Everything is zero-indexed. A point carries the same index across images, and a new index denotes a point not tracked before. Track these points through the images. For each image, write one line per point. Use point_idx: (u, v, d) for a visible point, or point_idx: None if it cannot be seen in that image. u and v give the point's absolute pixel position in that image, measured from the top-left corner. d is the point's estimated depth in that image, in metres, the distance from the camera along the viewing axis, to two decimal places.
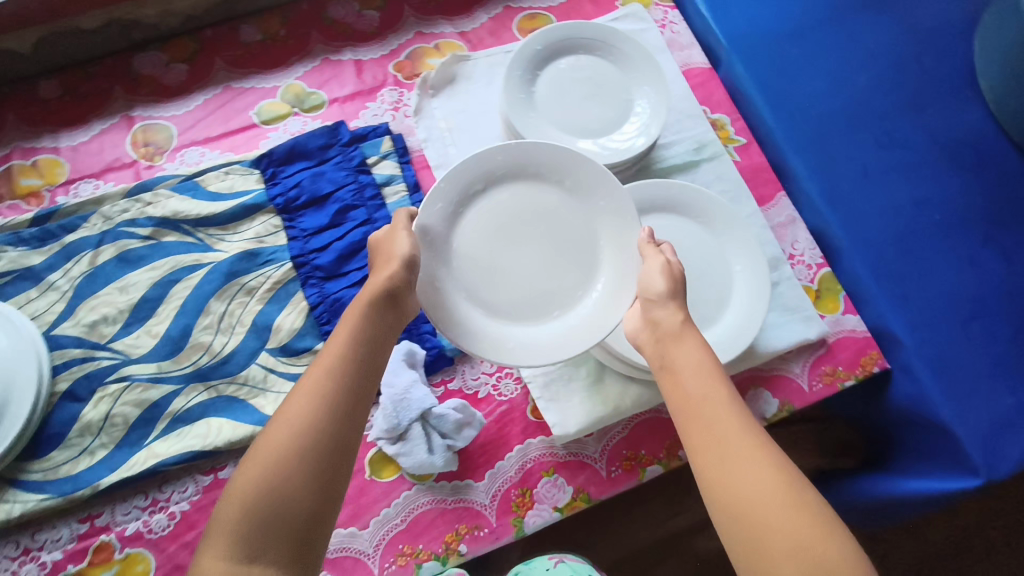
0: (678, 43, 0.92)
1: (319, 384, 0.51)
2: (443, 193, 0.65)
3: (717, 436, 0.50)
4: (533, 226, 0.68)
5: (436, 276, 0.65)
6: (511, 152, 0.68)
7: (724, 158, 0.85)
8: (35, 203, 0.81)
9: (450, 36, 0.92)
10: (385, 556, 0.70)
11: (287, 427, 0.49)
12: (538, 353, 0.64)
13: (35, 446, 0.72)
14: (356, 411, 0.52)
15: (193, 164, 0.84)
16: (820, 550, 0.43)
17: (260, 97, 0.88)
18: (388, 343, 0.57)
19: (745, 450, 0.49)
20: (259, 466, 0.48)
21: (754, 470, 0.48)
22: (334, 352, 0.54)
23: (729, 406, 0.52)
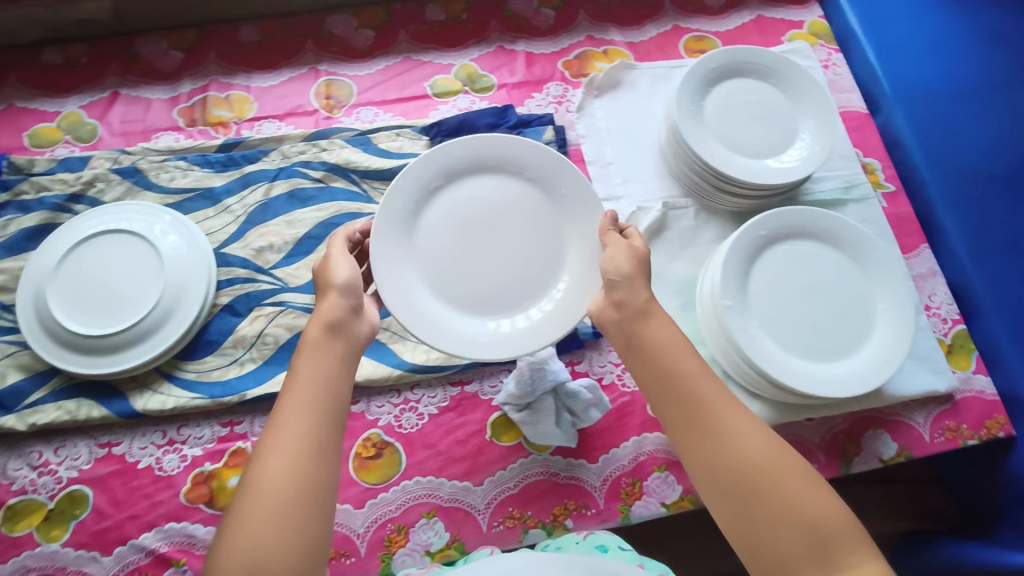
0: (840, 85, 0.96)
1: (298, 394, 0.49)
2: (403, 187, 0.68)
3: (700, 404, 0.49)
4: (494, 222, 0.71)
5: (397, 263, 0.67)
6: (471, 148, 0.71)
7: (871, 202, 0.87)
8: (222, 132, 0.88)
9: (619, 44, 0.97)
10: (496, 515, 0.74)
11: (275, 442, 0.46)
12: (489, 349, 0.66)
13: (192, 349, 0.78)
14: (336, 394, 0.50)
15: (367, 122, 0.90)
16: (820, 512, 0.44)
17: (436, 71, 0.94)
18: (351, 374, 0.52)
19: (739, 422, 0.48)
20: (255, 494, 0.44)
21: (750, 439, 0.47)
22: (293, 400, 0.48)
23: (705, 379, 0.51)
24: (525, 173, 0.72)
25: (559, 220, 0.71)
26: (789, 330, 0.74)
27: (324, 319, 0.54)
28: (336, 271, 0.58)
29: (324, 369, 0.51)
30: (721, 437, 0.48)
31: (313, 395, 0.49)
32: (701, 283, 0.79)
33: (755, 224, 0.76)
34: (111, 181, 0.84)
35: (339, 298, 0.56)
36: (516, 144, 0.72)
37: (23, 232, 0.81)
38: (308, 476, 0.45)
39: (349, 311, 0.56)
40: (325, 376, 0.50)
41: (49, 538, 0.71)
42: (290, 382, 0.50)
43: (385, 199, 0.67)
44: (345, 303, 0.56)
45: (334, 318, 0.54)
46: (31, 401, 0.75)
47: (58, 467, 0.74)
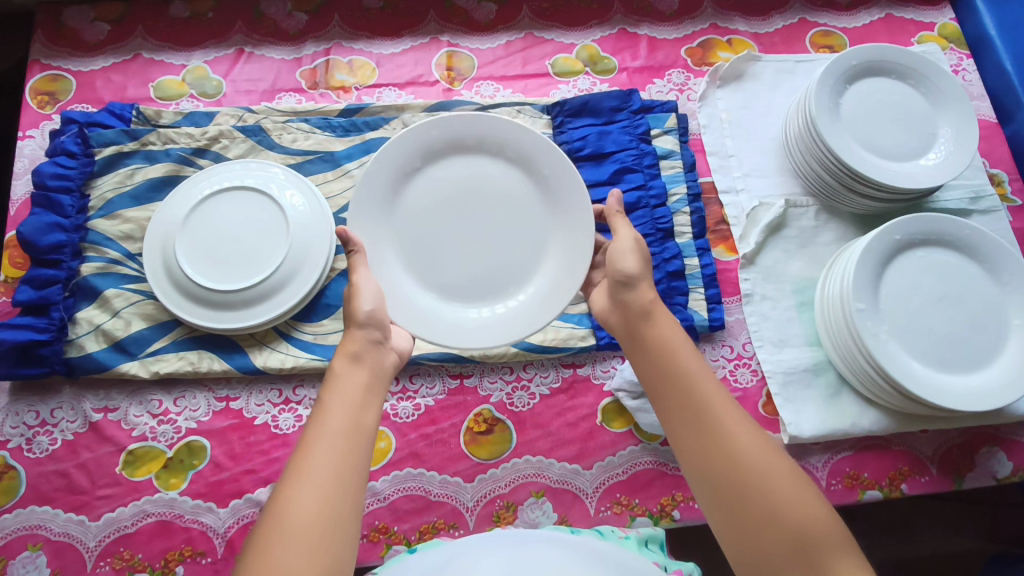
0: (969, 92, 0.93)
1: (340, 399, 0.54)
2: (376, 171, 0.71)
3: (700, 405, 0.53)
4: (477, 202, 0.74)
5: (378, 246, 0.71)
6: (447, 128, 0.74)
7: (999, 215, 0.85)
8: (342, 96, 0.89)
9: (743, 34, 0.96)
10: (604, 500, 0.74)
11: (318, 438, 0.50)
12: (472, 334, 0.70)
13: (310, 311, 0.79)
14: (372, 400, 0.55)
15: (487, 97, 0.90)
16: (808, 512, 0.47)
17: (558, 49, 0.94)
18: (375, 410, 0.55)
19: (732, 425, 0.52)
20: (300, 481, 0.47)
21: (741, 440, 0.51)
22: (317, 429, 0.51)
23: (706, 383, 0.55)
24: (508, 151, 0.75)
25: (541, 196, 0.74)
26: (919, 338, 0.73)
27: (352, 348, 0.59)
28: (361, 303, 0.62)
29: (360, 377, 0.57)
30: (716, 440, 0.51)
31: (351, 400, 0.54)
32: (825, 284, 0.78)
33: (891, 227, 0.75)
34: (235, 138, 0.84)
35: (362, 330, 0.61)
36: (496, 120, 0.74)
37: (149, 182, 0.81)
38: (348, 471, 0.49)
39: (376, 340, 0.61)
40: (362, 386, 0.56)
41: (167, 486, 0.72)
42: (326, 391, 0.55)
43: (359, 185, 0.70)
44: (369, 336, 0.61)
45: (359, 346, 0.59)
46: (153, 349, 0.75)
47: (177, 417, 0.74)
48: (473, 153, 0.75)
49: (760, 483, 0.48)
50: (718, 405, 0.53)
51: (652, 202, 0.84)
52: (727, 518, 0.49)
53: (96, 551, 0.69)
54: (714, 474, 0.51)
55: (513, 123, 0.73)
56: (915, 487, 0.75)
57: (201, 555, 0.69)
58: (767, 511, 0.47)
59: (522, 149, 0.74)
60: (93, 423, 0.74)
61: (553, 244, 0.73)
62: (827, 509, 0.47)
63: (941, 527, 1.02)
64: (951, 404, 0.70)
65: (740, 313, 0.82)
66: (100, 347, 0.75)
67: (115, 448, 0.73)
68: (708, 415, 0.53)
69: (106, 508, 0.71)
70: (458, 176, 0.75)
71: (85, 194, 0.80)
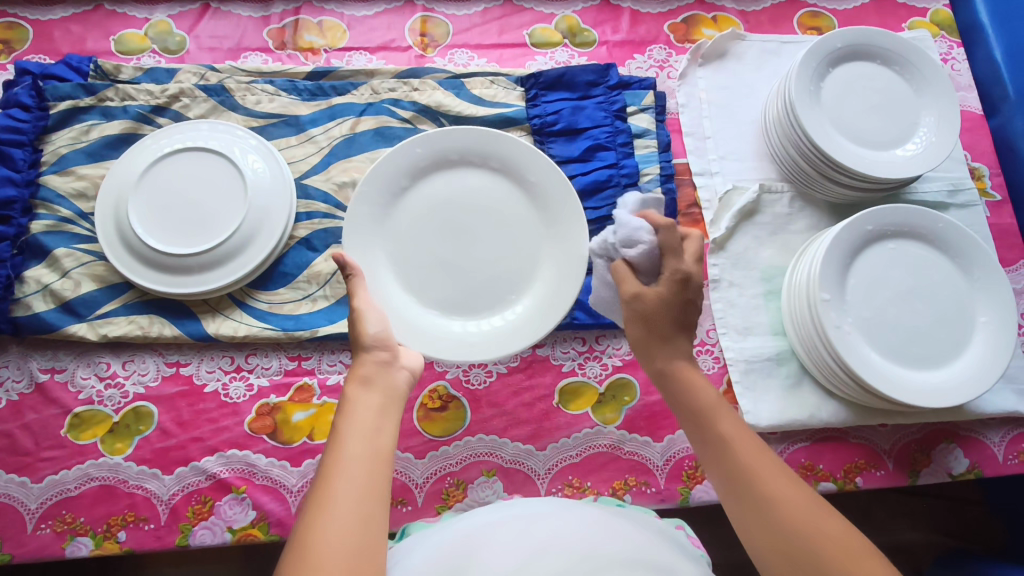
0: (956, 82, 0.90)
1: (356, 423, 0.51)
2: (367, 192, 0.71)
3: (727, 452, 0.54)
4: (467, 217, 0.74)
5: (374, 263, 0.71)
6: (432, 144, 0.73)
7: (977, 209, 0.83)
8: (311, 58, 0.87)
9: (729, 12, 0.93)
10: (556, 481, 0.73)
11: (337, 465, 0.48)
12: (474, 344, 0.69)
13: (266, 279, 0.77)
14: (387, 421, 0.53)
15: (461, 65, 0.88)
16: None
17: (536, 19, 0.91)
18: (392, 431, 0.52)
19: (766, 465, 0.52)
20: (324, 516, 0.44)
21: (775, 481, 0.51)
22: (337, 456, 0.48)
23: (747, 443, 0.54)
24: (493, 165, 0.75)
25: (530, 208, 0.74)
26: (882, 332, 0.72)
27: (362, 372, 0.55)
28: (366, 326, 0.59)
29: (374, 399, 0.54)
30: (748, 480, 0.52)
31: (367, 422, 0.51)
32: (794, 272, 0.76)
33: (863, 218, 0.73)
34: (197, 97, 0.81)
35: (370, 353, 0.57)
36: (479, 135, 0.73)
37: (105, 139, 0.79)
38: (370, 499, 0.46)
39: (385, 361, 0.57)
40: (376, 408, 0.53)
41: (112, 450, 0.71)
42: (340, 416, 0.52)
43: (353, 207, 0.70)
44: (376, 357, 0.57)
45: (368, 369, 0.56)
46: (102, 311, 0.74)
47: (125, 381, 0.73)
48: (460, 165, 0.75)
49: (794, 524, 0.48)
50: (746, 448, 0.53)
51: (623, 181, 0.82)
52: (774, 563, 0.48)
53: (38, 513, 0.68)
54: (752, 519, 0.50)
55: (495, 135, 0.73)
56: (870, 480, 0.74)
57: (144, 521, 0.69)
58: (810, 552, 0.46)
59: (506, 160, 0.74)
60: (40, 383, 0.72)
61: (545, 253, 0.73)
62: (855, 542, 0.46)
63: (899, 519, 1.02)
64: (912, 400, 0.69)
65: (707, 298, 0.80)
66: (48, 307, 0.73)
67: (60, 410, 0.72)
68: (748, 466, 0.52)
69: (49, 470, 0.70)
70: (449, 190, 0.74)
71: (38, 148, 0.78)
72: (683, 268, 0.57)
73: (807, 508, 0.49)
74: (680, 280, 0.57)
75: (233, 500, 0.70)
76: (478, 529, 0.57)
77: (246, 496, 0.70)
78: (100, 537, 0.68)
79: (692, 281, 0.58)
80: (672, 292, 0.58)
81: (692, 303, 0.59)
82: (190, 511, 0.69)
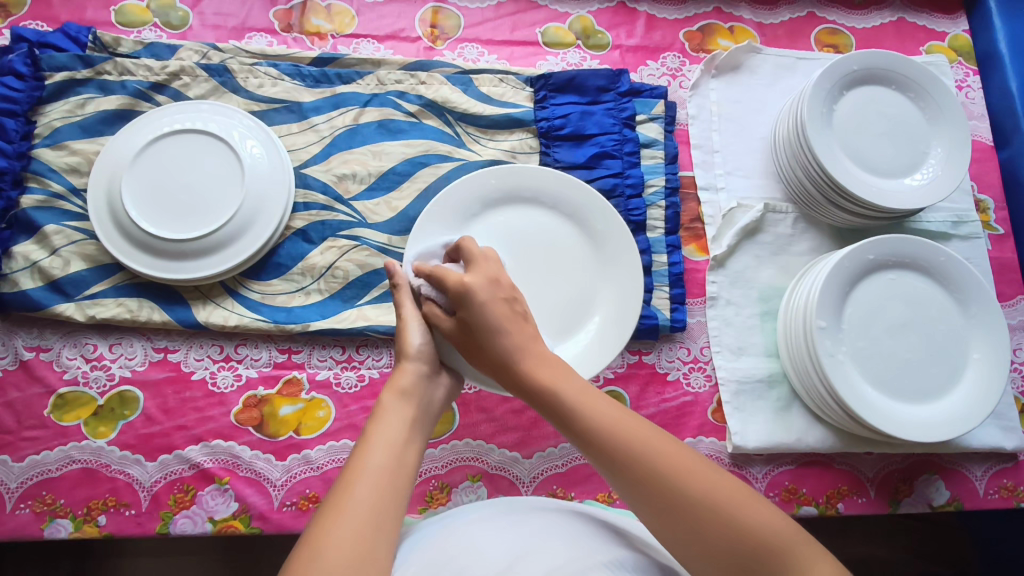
0: (969, 110, 0.90)
1: (383, 433, 0.50)
2: (437, 213, 0.70)
3: (626, 451, 0.48)
4: (523, 255, 0.73)
5: None
6: (505, 178, 0.73)
7: (979, 242, 0.83)
8: (317, 43, 0.85)
9: (746, 23, 0.92)
10: (539, 490, 0.73)
11: (359, 474, 0.47)
12: None
13: (260, 268, 0.76)
14: (415, 437, 0.52)
15: (470, 60, 0.87)
16: (724, 493, 0.46)
17: (550, 17, 0.89)
18: (416, 442, 0.52)
19: (639, 431, 0.49)
20: (339, 519, 0.44)
21: (629, 430, 0.49)
22: (359, 459, 0.48)
23: (579, 385, 0.52)
24: (559, 206, 0.74)
25: (586, 253, 0.74)
26: (876, 363, 0.72)
27: (401, 382, 0.55)
28: (411, 337, 0.58)
29: (406, 412, 0.53)
30: (602, 434, 0.49)
31: (395, 434, 0.51)
32: (793, 294, 0.76)
33: (865, 246, 0.72)
34: (198, 76, 0.79)
35: (413, 363, 0.56)
36: (546, 174, 0.74)
37: (101, 114, 0.77)
38: (385, 512, 0.46)
39: (424, 375, 0.56)
40: (406, 421, 0.52)
41: (96, 434, 0.70)
42: (371, 423, 0.52)
43: (421, 222, 0.69)
44: (419, 369, 0.56)
45: (408, 380, 0.55)
46: (91, 292, 0.73)
47: (111, 364, 0.72)
48: (526, 201, 0.75)
49: (691, 490, 0.46)
50: (585, 400, 0.51)
51: (628, 191, 0.81)
52: (641, 501, 0.48)
53: (17, 493, 0.68)
54: (640, 490, 0.47)
55: (562, 178, 0.74)
56: (851, 506, 0.74)
57: (125, 507, 0.68)
58: (754, 551, 0.44)
59: (573, 206, 0.74)
60: (24, 361, 0.71)
61: (601, 299, 0.73)
62: (799, 535, 0.44)
63: (874, 537, 1.04)
64: (908, 435, 0.69)
65: (703, 316, 0.80)
66: (36, 285, 0.72)
67: (44, 390, 0.71)
68: (597, 415, 0.50)
69: (31, 450, 0.69)
70: (513, 223, 0.74)
71: (31, 119, 0.76)
72: (456, 283, 0.55)
73: (735, 497, 0.46)
74: (459, 298, 0.54)
75: (216, 491, 0.69)
76: (466, 528, 0.56)
77: (229, 488, 0.69)
78: (80, 520, 0.67)
79: (471, 292, 0.54)
80: (463, 315, 0.55)
81: (492, 302, 0.54)
82: (172, 499, 0.69)
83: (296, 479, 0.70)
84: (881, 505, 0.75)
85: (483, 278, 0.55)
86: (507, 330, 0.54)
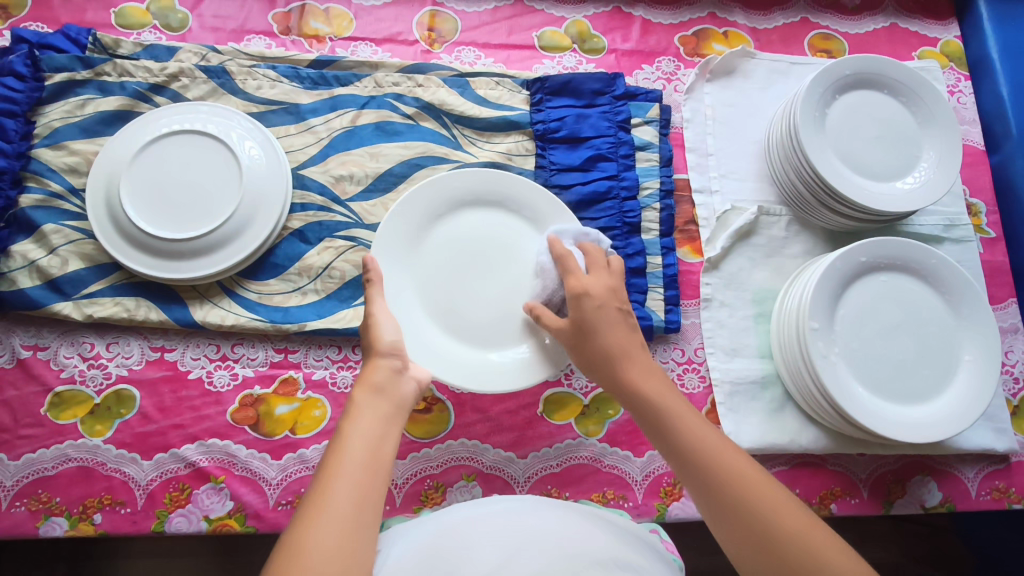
0: (960, 115, 0.91)
1: (358, 430, 0.51)
2: (405, 213, 0.71)
3: (715, 472, 0.51)
4: (484, 257, 0.73)
5: (399, 284, 0.70)
6: (471, 179, 0.74)
7: (970, 245, 0.84)
8: (315, 46, 0.86)
9: (741, 28, 0.93)
10: (534, 490, 0.74)
11: (336, 473, 0.47)
12: (488, 376, 0.68)
13: (257, 269, 0.76)
14: (391, 433, 0.52)
15: (467, 63, 0.87)
16: (804, 528, 0.47)
17: (546, 22, 0.90)
18: (391, 438, 0.52)
19: (723, 451, 0.52)
20: (317, 519, 0.44)
21: (716, 449, 0.52)
22: (335, 457, 0.48)
23: (674, 398, 0.57)
24: (523, 211, 0.75)
25: None
26: (867, 364, 0.72)
27: (374, 379, 0.55)
28: (382, 333, 0.59)
29: (380, 409, 0.53)
30: (689, 447, 0.53)
31: (371, 431, 0.51)
32: (785, 296, 0.76)
33: (858, 249, 0.73)
34: (197, 78, 0.80)
35: (385, 358, 0.58)
36: (507, 178, 0.74)
37: (100, 114, 0.77)
38: (364, 510, 0.46)
39: (397, 369, 0.57)
40: (381, 417, 0.53)
41: (92, 432, 0.70)
42: (346, 420, 0.52)
43: (388, 222, 0.70)
44: (390, 364, 0.57)
45: (380, 375, 0.56)
46: (89, 291, 0.73)
47: (108, 363, 0.73)
48: (493, 204, 0.75)
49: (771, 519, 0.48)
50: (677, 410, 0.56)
51: (623, 194, 0.81)
52: (718, 518, 0.50)
53: (13, 491, 0.68)
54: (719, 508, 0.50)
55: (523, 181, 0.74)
56: (844, 507, 0.75)
57: (120, 505, 0.68)
58: None
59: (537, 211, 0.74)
60: (21, 360, 0.72)
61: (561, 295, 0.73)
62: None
63: (868, 540, 1.04)
64: (899, 435, 0.69)
65: (697, 317, 0.81)
66: (33, 283, 0.72)
67: (41, 388, 0.71)
68: (690, 432, 0.54)
69: (27, 449, 0.69)
70: (479, 226, 0.74)
71: (31, 120, 0.77)
72: (577, 285, 0.62)
73: (812, 534, 0.47)
74: (575, 296, 0.62)
75: (211, 489, 0.69)
76: (460, 525, 0.57)
77: (224, 486, 0.70)
78: (76, 518, 0.68)
79: (588, 295, 0.62)
80: (578, 314, 0.61)
81: (605, 308, 0.62)
82: (167, 497, 0.69)
83: (291, 478, 0.71)
84: (875, 506, 0.75)
85: (602, 286, 0.63)
86: (630, 358, 0.60)
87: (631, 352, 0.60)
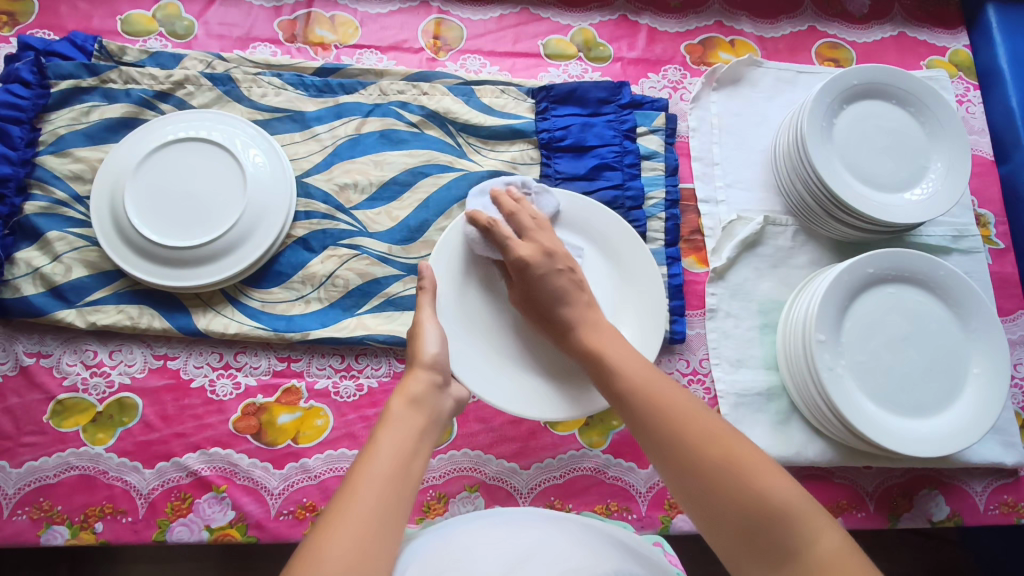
0: (969, 124, 0.91)
1: (391, 440, 0.51)
2: (468, 223, 0.71)
3: (653, 411, 0.53)
4: None
5: (454, 295, 0.70)
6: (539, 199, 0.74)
7: (979, 256, 0.83)
8: (321, 54, 0.86)
9: (748, 36, 0.93)
10: (538, 501, 0.73)
11: (363, 479, 0.47)
12: (529, 397, 0.67)
13: (260, 277, 0.76)
14: (423, 449, 0.52)
15: (472, 71, 0.87)
16: (739, 454, 0.48)
17: (552, 30, 0.90)
18: (422, 451, 0.52)
19: (664, 393, 0.54)
20: (338, 522, 0.44)
21: (657, 392, 0.55)
22: (366, 463, 0.49)
23: (627, 352, 0.60)
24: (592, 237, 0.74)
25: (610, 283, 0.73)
26: (874, 377, 0.71)
27: (412, 390, 0.56)
28: (426, 345, 0.60)
29: (415, 422, 0.53)
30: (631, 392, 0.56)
31: (404, 442, 0.51)
32: (792, 306, 0.76)
33: (865, 260, 0.72)
34: (202, 85, 0.80)
35: (426, 370, 0.58)
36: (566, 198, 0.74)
37: (105, 121, 0.77)
38: (386, 516, 0.46)
39: (436, 383, 0.58)
40: (416, 430, 0.53)
41: (94, 440, 0.70)
42: (380, 429, 0.52)
43: (448, 234, 0.70)
44: (429, 377, 0.58)
45: (419, 388, 0.56)
46: (92, 299, 0.73)
47: (111, 371, 0.73)
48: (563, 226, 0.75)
49: (706, 449, 0.49)
50: (625, 361, 0.59)
51: (629, 203, 0.81)
52: (659, 455, 0.52)
53: (15, 499, 0.68)
54: (659, 445, 0.52)
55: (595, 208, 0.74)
56: (851, 521, 0.74)
57: (122, 514, 0.68)
58: (757, 513, 0.46)
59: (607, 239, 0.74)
60: (24, 367, 0.72)
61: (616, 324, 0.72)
62: (806, 503, 0.46)
63: (875, 551, 1.03)
64: (906, 449, 0.68)
65: (702, 328, 0.80)
66: (37, 291, 0.72)
67: (43, 395, 0.71)
68: (637, 383, 0.56)
69: (29, 456, 0.69)
70: None
71: (37, 127, 0.77)
72: (516, 256, 0.66)
73: (748, 462, 0.48)
74: (520, 269, 0.66)
75: (213, 499, 0.69)
76: (464, 538, 0.56)
77: (226, 496, 0.69)
78: (77, 527, 0.67)
79: (531, 265, 0.65)
80: (522, 279, 0.66)
81: (548, 274, 0.65)
82: (169, 507, 0.69)
83: (293, 487, 0.70)
84: (883, 520, 0.74)
85: (541, 252, 0.66)
86: (569, 300, 0.65)
87: (570, 295, 0.65)
